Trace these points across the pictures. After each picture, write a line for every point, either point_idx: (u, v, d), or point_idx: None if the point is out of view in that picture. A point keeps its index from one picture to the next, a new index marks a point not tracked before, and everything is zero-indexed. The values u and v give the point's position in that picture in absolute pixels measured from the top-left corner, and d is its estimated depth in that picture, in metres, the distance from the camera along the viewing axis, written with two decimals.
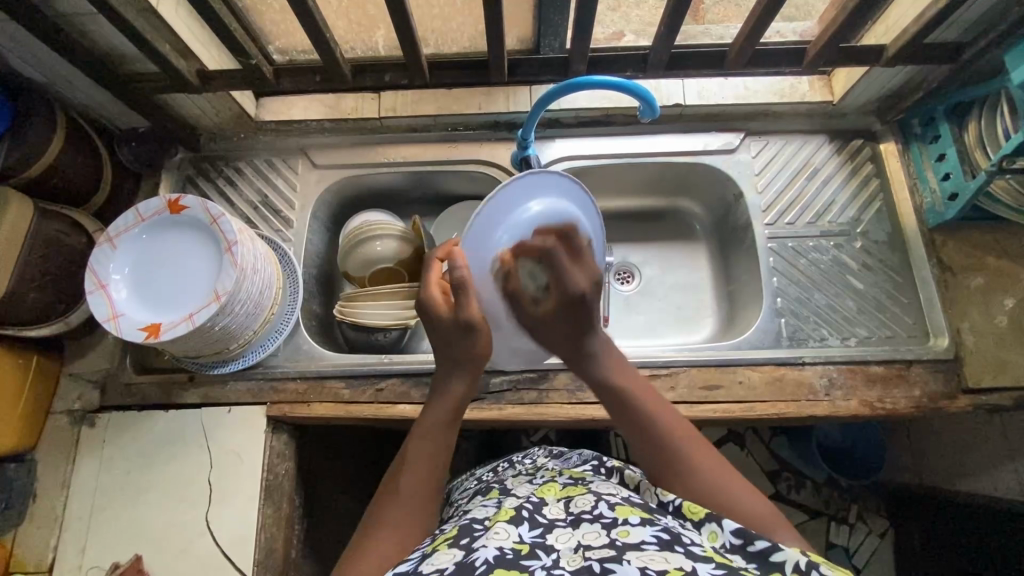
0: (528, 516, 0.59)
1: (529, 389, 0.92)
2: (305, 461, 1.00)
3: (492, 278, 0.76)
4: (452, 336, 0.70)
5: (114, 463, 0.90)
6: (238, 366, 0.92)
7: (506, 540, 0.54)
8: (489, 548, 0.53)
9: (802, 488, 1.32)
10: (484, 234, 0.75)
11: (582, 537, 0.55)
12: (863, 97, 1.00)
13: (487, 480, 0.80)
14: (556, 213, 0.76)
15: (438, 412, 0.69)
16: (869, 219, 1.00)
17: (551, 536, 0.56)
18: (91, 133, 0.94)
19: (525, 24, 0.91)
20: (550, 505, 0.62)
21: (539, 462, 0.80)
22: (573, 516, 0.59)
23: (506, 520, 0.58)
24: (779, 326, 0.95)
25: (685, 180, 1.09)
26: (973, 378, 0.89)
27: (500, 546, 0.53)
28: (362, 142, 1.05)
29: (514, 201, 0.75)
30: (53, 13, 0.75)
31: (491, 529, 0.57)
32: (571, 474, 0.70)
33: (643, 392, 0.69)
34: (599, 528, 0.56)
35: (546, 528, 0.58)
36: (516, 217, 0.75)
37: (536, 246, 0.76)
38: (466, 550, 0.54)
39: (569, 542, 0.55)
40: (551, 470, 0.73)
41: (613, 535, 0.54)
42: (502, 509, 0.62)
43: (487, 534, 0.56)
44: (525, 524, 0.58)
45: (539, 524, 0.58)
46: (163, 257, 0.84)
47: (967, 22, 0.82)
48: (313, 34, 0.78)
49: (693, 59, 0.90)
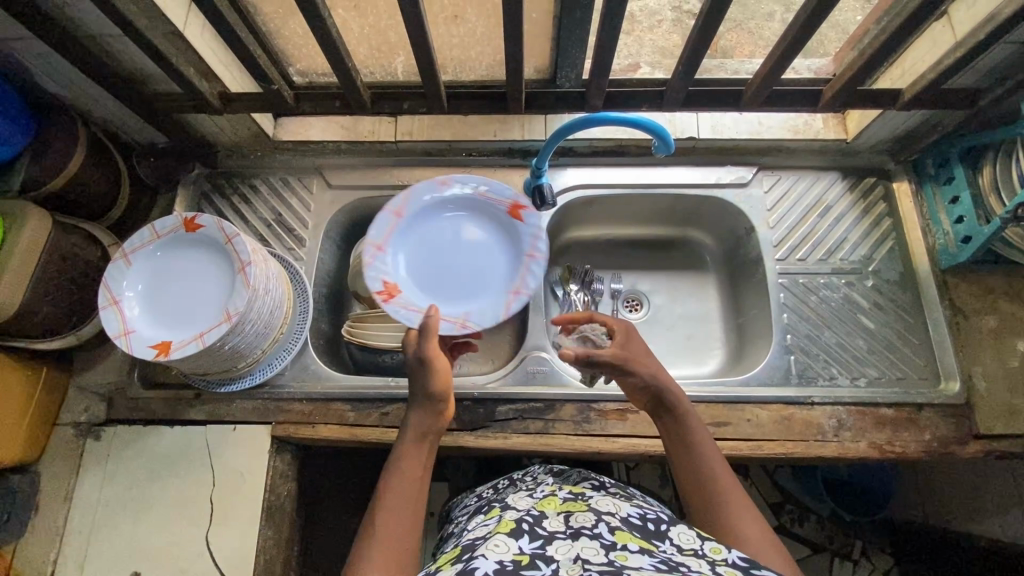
0: (528, 529, 0.59)
1: (535, 419, 0.91)
2: (306, 480, 1.00)
3: (452, 311, 0.89)
4: (416, 374, 0.74)
5: (118, 478, 0.90)
6: (245, 384, 0.92)
7: (506, 553, 0.55)
8: (489, 560, 0.53)
9: (805, 521, 1.29)
10: (504, 303, 0.90)
11: (580, 550, 0.54)
12: (877, 137, 1.00)
13: (487, 497, 0.80)
14: (510, 255, 0.93)
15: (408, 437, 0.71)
16: (880, 258, 1.00)
17: (551, 547, 0.56)
18: (111, 148, 0.96)
19: (543, 54, 0.89)
20: (550, 518, 0.62)
21: (540, 479, 0.80)
22: (572, 529, 0.58)
23: (506, 533, 0.59)
24: (788, 362, 0.94)
25: (696, 212, 1.10)
26: (984, 425, 0.88)
27: (500, 558, 0.54)
28: (378, 164, 1.07)
29: (527, 279, 0.91)
30: (80, 33, 0.76)
31: (491, 540, 0.57)
32: (571, 490, 0.70)
33: (697, 428, 0.73)
34: (598, 546, 0.54)
35: (546, 540, 0.57)
36: (510, 278, 0.92)
37: (493, 269, 0.93)
38: (466, 561, 0.54)
39: (568, 553, 0.54)
40: (551, 485, 0.73)
41: (612, 557, 0.53)
42: (503, 521, 0.62)
43: (487, 546, 0.56)
44: (526, 537, 0.58)
45: (539, 536, 0.58)
46: (159, 288, 0.84)
47: (984, 70, 0.82)
48: (336, 62, 0.80)
49: (709, 97, 0.90)
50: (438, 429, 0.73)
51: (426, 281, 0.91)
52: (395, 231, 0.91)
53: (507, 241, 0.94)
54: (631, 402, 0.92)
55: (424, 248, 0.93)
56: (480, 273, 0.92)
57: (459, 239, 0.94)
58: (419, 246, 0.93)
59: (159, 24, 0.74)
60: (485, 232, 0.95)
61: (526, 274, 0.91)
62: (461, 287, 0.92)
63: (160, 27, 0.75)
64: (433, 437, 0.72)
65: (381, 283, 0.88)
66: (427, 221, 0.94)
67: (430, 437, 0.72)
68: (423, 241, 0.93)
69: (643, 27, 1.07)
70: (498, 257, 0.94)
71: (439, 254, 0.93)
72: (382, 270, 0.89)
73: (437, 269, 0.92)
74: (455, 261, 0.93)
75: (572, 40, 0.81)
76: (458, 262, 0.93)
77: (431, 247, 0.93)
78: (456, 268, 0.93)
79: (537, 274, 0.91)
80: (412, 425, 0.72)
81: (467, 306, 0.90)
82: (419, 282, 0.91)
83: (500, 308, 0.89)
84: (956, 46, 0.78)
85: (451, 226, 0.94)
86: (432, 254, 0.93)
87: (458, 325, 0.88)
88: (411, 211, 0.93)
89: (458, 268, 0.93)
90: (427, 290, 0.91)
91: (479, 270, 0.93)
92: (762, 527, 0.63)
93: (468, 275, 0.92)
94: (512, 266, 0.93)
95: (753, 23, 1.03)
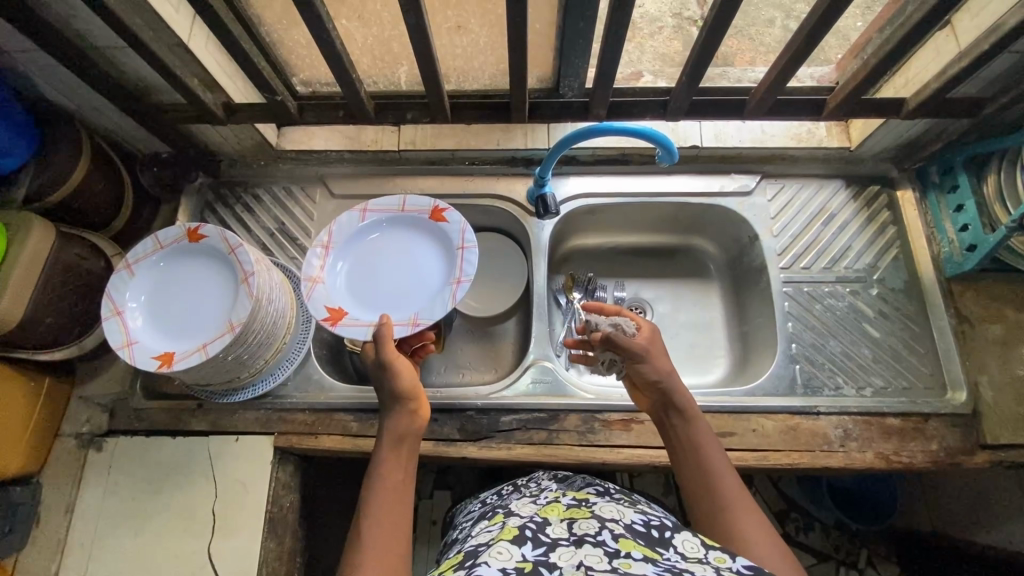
0: (532, 536, 0.58)
1: (540, 429, 0.90)
2: (309, 490, 1.00)
3: (401, 318, 0.85)
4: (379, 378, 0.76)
5: (120, 489, 0.90)
6: (248, 395, 0.92)
7: (509, 560, 0.54)
8: (491, 566, 0.52)
9: (810, 530, 1.28)
10: (448, 294, 0.85)
11: (584, 557, 0.53)
12: (880, 145, 1.00)
13: (492, 503, 0.79)
14: (445, 254, 0.90)
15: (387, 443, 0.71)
16: (885, 267, 0.99)
17: (554, 554, 0.55)
18: (115, 158, 0.96)
19: (547, 64, 0.89)
20: (553, 525, 0.61)
21: (543, 485, 0.79)
22: (576, 536, 0.57)
23: (508, 540, 0.58)
24: (793, 372, 0.94)
25: (700, 220, 1.09)
26: (991, 435, 0.87)
27: (502, 566, 0.53)
28: (381, 173, 1.07)
29: (466, 267, 0.86)
30: (85, 45, 0.76)
31: (494, 547, 0.56)
32: (575, 497, 0.69)
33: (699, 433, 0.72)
34: (602, 553, 0.54)
35: (549, 547, 0.56)
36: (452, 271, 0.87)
37: (431, 272, 0.89)
38: (469, 567, 0.54)
39: (572, 560, 0.53)
40: (554, 492, 0.73)
41: (616, 564, 0.52)
42: (506, 529, 0.61)
43: (490, 553, 0.55)
44: (529, 544, 0.57)
45: (542, 543, 0.57)
46: (160, 300, 0.84)
47: (989, 78, 0.81)
48: (340, 73, 0.80)
49: (713, 106, 0.90)
50: (414, 432, 0.73)
51: (369, 298, 0.88)
52: (331, 261, 0.90)
53: (439, 244, 0.91)
54: (636, 412, 0.91)
55: (361, 271, 0.91)
56: (422, 280, 0.89)
57: (393, 254, 0.92)
58: (357, 270, 0.91)
59: (164, 36, 0.75)
60: (418, 243, 0.92)
61: (464, 263, 0.87)
62: (405, 296, 0.88)
63: (165, 39, 0.75)
64: (413, 441, 0.72)
65: (326, 309, 0.85)
66: (361, 247, 0.92)
67: (409, 441, 0.72)
68: (359, 264, 0.91)
69: (644, 34, 1.09)
70: (437, 261, 0.90)
71: (377, 272, 0.90)
72: (324, 298, 0.87)
73: (376, 285, 0.89)
74: (392, 275, 0.90)
75: (576, 50, 0.81)
76: (396, 275, 0.90)
77: (365, 268, 0.91)
78: (396, 281, 0.89)
79: (471, 259, 0.87)
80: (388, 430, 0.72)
81: (417, 308, 0.86)
82: (361, 302, 0.88)
83: (445, 300, 0.85)
84: (960, 56, 0.78)
85: (385, 247, 0.92)
86: (370, 274, 0.90)
87: (410, 326, 0.84)
88: (342, 241, 0.92)
89: (399, 280, 0.90)
90: (370, 306, 0.88)
91: (418, 278, 0.89)
92: (768, 532, 0.62)
93: (408, 283, 0.89)
94: (449, 263, 0.89)
95: (753, 30, 1.04)
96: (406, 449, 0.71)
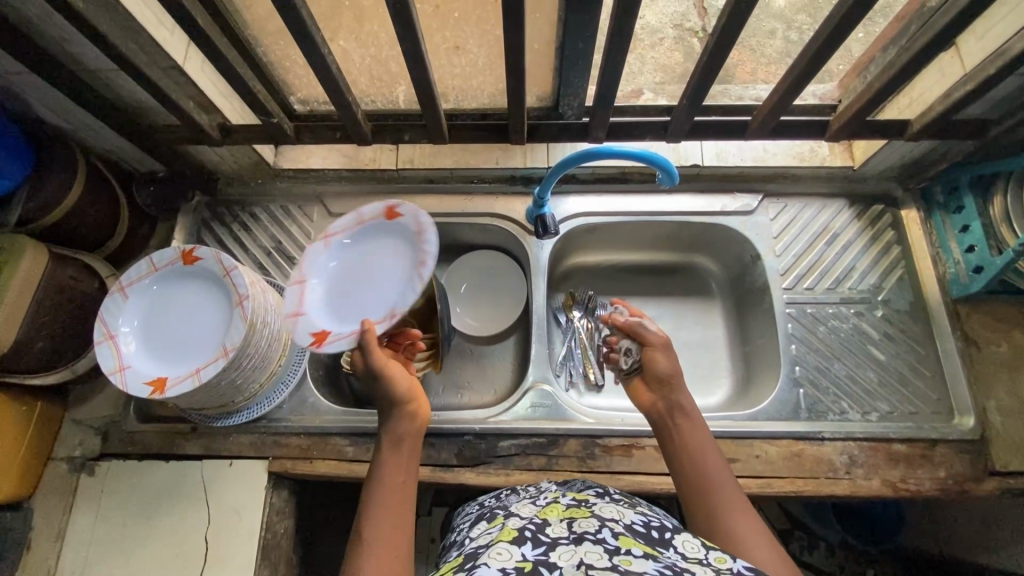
0: (531, 536, 0.56)
1: (539, 455, 0.89)
2: (304, 514, 0.98)
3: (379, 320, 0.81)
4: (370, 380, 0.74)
5: (113, 514, 0.88)
6: (242, 419, 0.90)
7: (508, 561, 0.51)
8: (490, 567, 0.50)
9: (814, 549, 1.26)
10: (417, 277, 0.80)
11: (584, 556, 0.51)
12: (884, 164, 0.98)
13: (490, 505, 0.76)
14: (408, 246, 0.85)
15: (383, 443, 0.69)
16: (890, 287, 0.98)
17: (554, 553, 0.52)
18: (110, 177, 0.95)
19: (546, 84, 0.88)
20: (553, 524, 0.58)
21: (543, 487, 0.76)
22: (576, 534, 0.55)
23: (507, 541, 0.55)
24: (797, 396, 0.92)
25: (701, 238, 1.08)
26: (1000, 461, 0.86)
27: (502, 566, 0.50)
28: (378, 191, 1.06)
29: (428, 247, 0.81)
30: (79, 68, 0.76)
31: (493, 548, 0.54)
32: (575, 497, 0.66)
33: (700, 434, 0.71)
34: (601, 550, 0.52)
35: (549, 546, 0.54)
36: (417, 257, 0.82)
37: (398, 268, 0.84)
38: (468, 568, 0.51)
39: (571, 560, 0.51)
40: (554, 492, 0.70)
41: (615, 561, 0.50)
42: (505, 530, 0.58)
43: (489, 554, 0.53)
44: (528, 544, 0.54)
45: (542, 543, 0.54)
46: (155, 325, 0.82)
47: (995, 100, 0.80)
48: (336, 95, 0.79)
49: (714, 127, 0.89)
50: (412, 432, 0.71)
51: (345, 312, 0.84)
52: (300, 289, 0.85)
53: (400, 243, 0.86)
54: (637, 438, 0.89)
55: (331, 291, 0.86)
56: (390, 278, 0.84)
57: (360, 266, 0.87)
58: (327, 291, 0.86)
59: (158, 59, 0.74)
60: (380, 249, 0.87)
61: (425, 245, 0.82)
62: (376, 298, 0.83)
63: (160, 62, 0.74)
64: (414, 441, 0.71)
65: (310, 335, 0.81)
66: (326, 268, 0.88)
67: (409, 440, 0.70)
68: (329, 285, 0.86)
69: (646, 44, 1.12)
70: (400, 257, 0.85)
71: (344, 287, 0.86)
72: (305, 326, 0.82)
73: (352, 294, 0.85)
74: (360, 283, 0.85)
75: (575, 71, 0.80)
76: (364, 283, 0.85)
77: (335, 286, 0.86)
78: (365, 289, 0.85)
79: (430, 238, 0.82)
80: (387, 431, 0.71)
81: (392, 301, 0.82)
82: (339, 317, 0.83)
83: (416, 284, 0.80)
84: (966, 78, 0.76)
85: (350, 263, 0.88)
86: (340, 290, 0.86)
87: (388, 319, 0.80)
88: (305, 269, 0.87)
89: (368, 286, 0.85)
90: (348, 318, 0.83)
91: (385, 278, 0.84)
92: (766, 535, 0.60)
93: (378, 287, 0.84)
94: (412, 253, 0.84)
95: (753, 40, 1.09)
96: (405, 449, 0.69)
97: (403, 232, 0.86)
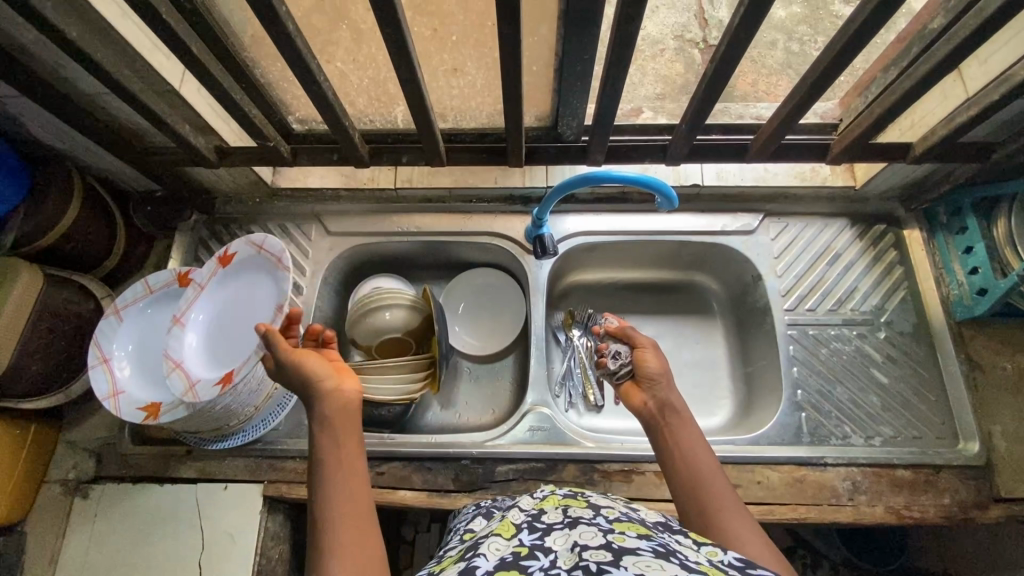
0: (527, 524, 0.54)
1: (537, 479, 0.88)
2: (300, 537, 0.97)
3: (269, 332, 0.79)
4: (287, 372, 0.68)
5: (104, 539, 0.87)
6: (237, 442, 0.89)
7: (506, 549, 0.50)
8: (488, 557, 0.49)
9: (817, 568, 1.24)
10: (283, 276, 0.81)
11: (578, 538, 0.49)
12: (886, 185, 0.98)
13: (488, 503, 0.74)
14: (258, 267, 0.84)
15: (321, 424, 0.64)
16: (893, 308, 0.97)
17: (549, 538, 0.50)
18: (107, 198, 0.94)
19: (545, 106, 0.88)
20: (548, 512, 0.56)
21: None
22: (570, 519, 0.53)
23: (504, 533, 0.53)
24: (799, 420, 0.91)
25: (702, 257, 1.07)
26: (1005, 488, 0.85)
27: (500, 554, 0.49)
28: (377, 211, 1.05)
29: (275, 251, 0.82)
30: (76, 92, 0.75)
31: (491, 540, 0.52)
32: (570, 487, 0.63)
33: (685, 429, 0.69)
34: (596, 529, 0.50)
35: (544, 532, 0.52)
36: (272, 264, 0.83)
37: (263, 288, 0.83)
38: (468, 558, 0.50)
39: (566, 543, 0.49)
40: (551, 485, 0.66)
41: (610, 538, 0.48)
42: (504, 521, 0.57)
43: (488, 545, 0.51)
44: (525, 531, 0.53)
45: (538, 529, 0.53)
46: (148, 352, 0.82)
47: (998, 123, 0.79)
48: (332, 119, 0.79)
49: (714, 149, 0.88)
50: (346, 406, 0.65)
51: (241, 347, 0.81)
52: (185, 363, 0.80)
53: (250, 272, 0.85)
54: (637, 463, 0.88)
55: (216, 346, 0.82)
56: (259, 299, 0.83)
57: (227, 312, 0.84)
58: (212, 345, 0.82)
59: (155, 83, 0.74)
60: (235, 290, 0.85)
61: (270, 251, 0.83)
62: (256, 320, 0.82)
63: (157, 86, 0.74)
64: (354, 415, 0.66)
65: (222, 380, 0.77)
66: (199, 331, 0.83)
67: (347, 415, 0.65)
68: (211, 341, 0.83)
69: (647, 56, 1.12)
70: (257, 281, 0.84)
71: (224, 336, 0.83)
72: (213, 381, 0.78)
73: (235, 337, 0.82)
74: (235, 321, 0.83)
75: (573, 95, 0.80)
76: (238, 318, 0.83)
77: (216, 338, 0.83)
78: (244, 322, 0.83)
79: (271, 243, 0.82)
80: (317, 411, 0.65)
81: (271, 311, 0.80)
82: (236, 354, 0.80)
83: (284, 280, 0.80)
84: (967, 103, 0.76)
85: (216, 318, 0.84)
86: (224, 336, 0.83)
87: (280, 316, 0.78)
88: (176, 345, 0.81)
89: (245, 318, 0.83)
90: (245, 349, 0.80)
91: (254, 303, 0.83)
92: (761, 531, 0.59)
93: (252, 315, 0.83)
94: (264, 268, 0.84)
95: (755, 52, 1.09)
96: (343, 426, 0.64)
97: (247, 262, 0.85)
